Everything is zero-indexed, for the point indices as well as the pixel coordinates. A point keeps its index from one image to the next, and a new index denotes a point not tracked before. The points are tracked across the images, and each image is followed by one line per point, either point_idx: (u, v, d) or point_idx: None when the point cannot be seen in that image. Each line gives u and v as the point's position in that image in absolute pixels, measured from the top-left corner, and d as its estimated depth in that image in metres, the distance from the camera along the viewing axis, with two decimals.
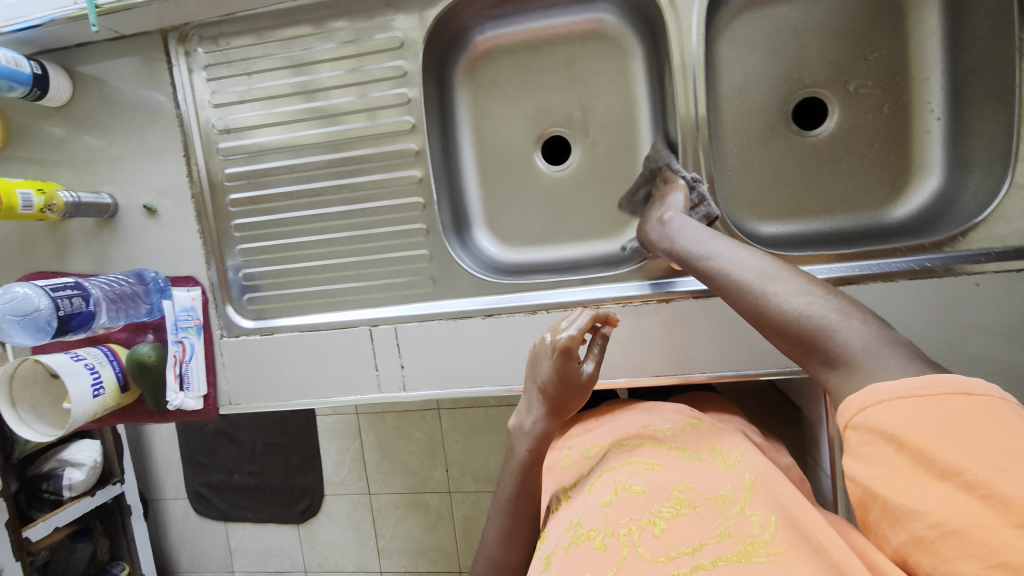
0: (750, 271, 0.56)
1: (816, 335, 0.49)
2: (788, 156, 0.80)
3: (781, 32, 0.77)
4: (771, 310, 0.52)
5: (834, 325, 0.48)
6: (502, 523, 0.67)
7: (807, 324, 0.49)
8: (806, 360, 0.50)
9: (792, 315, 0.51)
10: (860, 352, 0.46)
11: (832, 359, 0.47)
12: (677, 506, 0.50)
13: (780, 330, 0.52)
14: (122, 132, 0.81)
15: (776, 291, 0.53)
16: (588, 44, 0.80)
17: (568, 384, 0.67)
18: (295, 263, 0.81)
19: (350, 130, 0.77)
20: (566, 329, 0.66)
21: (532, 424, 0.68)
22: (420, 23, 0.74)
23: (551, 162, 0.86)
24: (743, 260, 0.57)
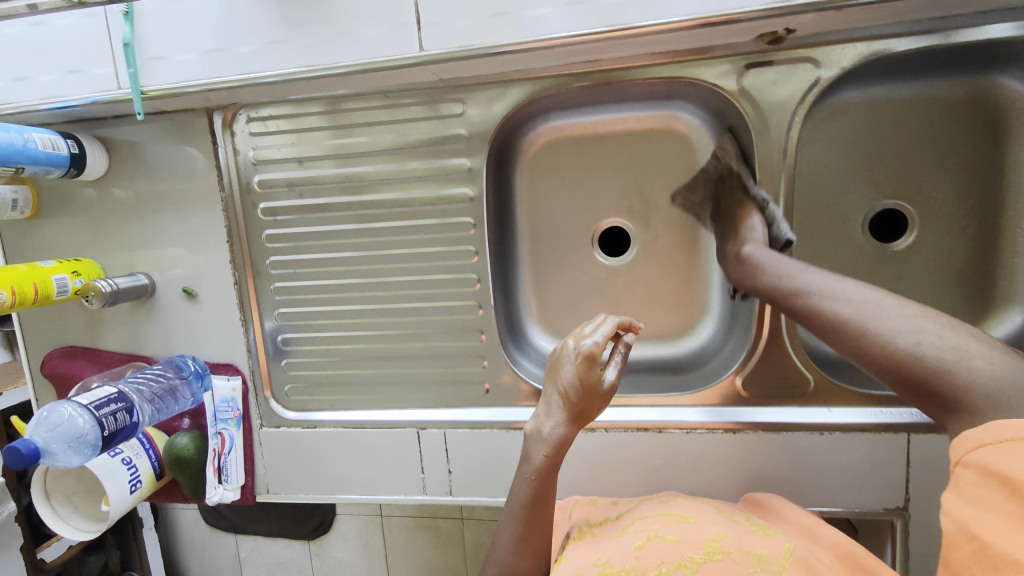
0: (849, 303, 0.49)
1: (936, 385, 0.42)
2: (862, 270, 0.75)
3: (870, 139, 0.72)
4: (879, 353, 0.45)
5: (955, 363, 0.41)
6: (515, 530, 0.61)
7: (920, 363, 0.42)
8: (910, 396, 0.44)
9: (901, 338, 0.44)
10: (993, 383, 0.39)
11: (956, 411, 0.41)
12: (710, 553, 0.51)
13: (889, 380, 0.44)
14: (162, 208, 0.76)
15: (884, 323, 0.46)
16: (657, 137, 0.76)
17: (591, 392, 0.60)
18: (341, 357, 0.78)
19: (406, 225, 0.73)
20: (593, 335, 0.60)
21: (551, 429, 0.60)
22: (488, 119, 0.69)
23: (609, 255, 0.81)
24: (831, 293, 0.50)
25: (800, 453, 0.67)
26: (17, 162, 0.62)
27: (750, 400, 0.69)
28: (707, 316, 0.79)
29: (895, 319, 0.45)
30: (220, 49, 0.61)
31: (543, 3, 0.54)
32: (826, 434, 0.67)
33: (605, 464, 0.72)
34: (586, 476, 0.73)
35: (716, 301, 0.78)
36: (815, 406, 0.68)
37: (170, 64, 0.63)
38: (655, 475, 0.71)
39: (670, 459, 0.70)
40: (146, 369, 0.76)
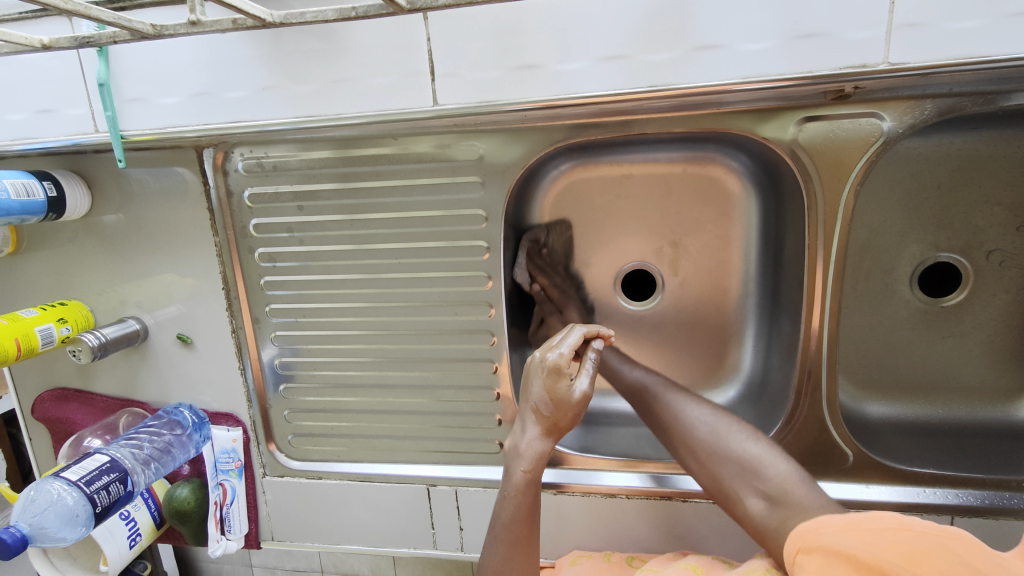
0: (683, 405, 0.56)
1: (756, 478, 0.50)
2: (907, 327, 0.69)
3: (929, 189, 0.65)
4: (710, 449, 0.53)
5: (765, 459, 0.51)
6: (500, 552, 0.58)
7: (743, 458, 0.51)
8: (733, 484, 0.51)
9: (721, 438, 0.53)
10: (794, 494, 0.48)
11: (770, 498, 0.49)
12: None
13: (717, 474, 0.52)
14: (150, 249, 0.71)
15: (706, 427, 0.54)
16: (691, 179, 0.69)
17: (561, 403, 0.56)
18: (347, 409, 0.73)
19: (411, 276, 0.67)
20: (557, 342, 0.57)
21: (526, 446, 0.57)
22: (506, 166, 0.62)
23: (631, 300, 0.76)
24: (674, 391, 0.59)
25: None
26: None
27: None
28: (737, 368, 0.74)
29: (716, 421, 0.54)
30: (208, 93, 0.54)
31: (577, 56, 0.47)
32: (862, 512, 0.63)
33: (624, 529, 0.69)
34: (603, 538, 0.70)
35: (744, 351, 0.74)
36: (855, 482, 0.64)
37: (153, 107, 0.56)
38: (676, 541, 0.68)
39: (692, 527, 0.68)
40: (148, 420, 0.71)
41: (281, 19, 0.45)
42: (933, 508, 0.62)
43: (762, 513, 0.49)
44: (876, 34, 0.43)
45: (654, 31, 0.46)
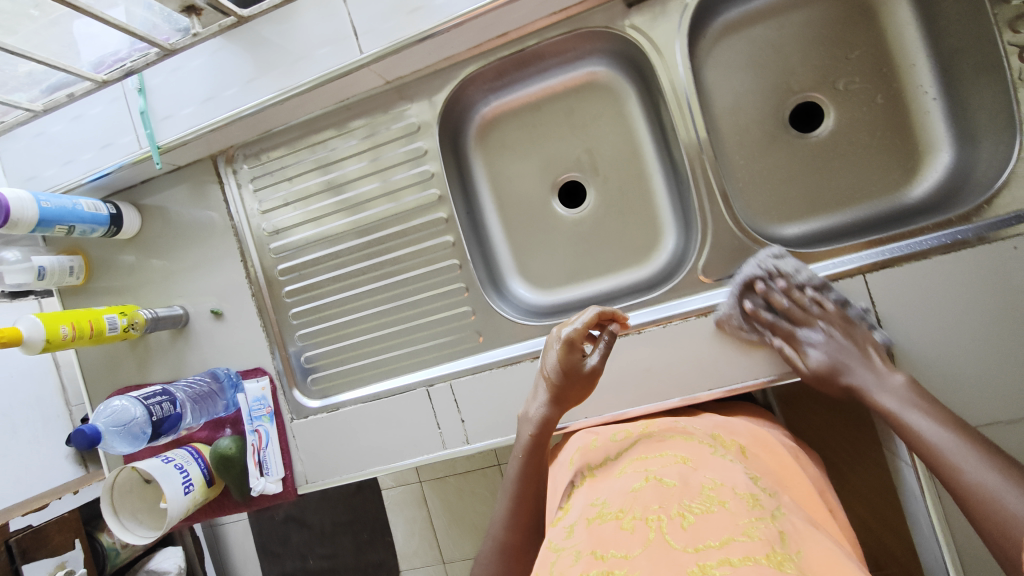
0: (948, 443, 0.53)
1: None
2: (794, 160, 0.82)
3: (761, 50, 0.82)
4: (981, 495, 0.49)
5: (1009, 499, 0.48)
6: (507, 506, 0.71)
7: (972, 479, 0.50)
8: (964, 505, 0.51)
9: (1003, 496, 0.48)
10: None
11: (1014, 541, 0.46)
12: (706, 504, 0.51)
13: (998, 528, 0.48)
14: (185, 249, 0.90)
15: (983, 477, 0.50)
16: (583, 94, 0.87)
17: (572, 374, 0.71)
18: (349, 339, 0.87)
19: (380, 213, 0.84)
20: (571, 324, 0.71)
21: (536, 409, 0.72)
22: (430, 107, 0.82)
23: (568, 206, 0.91)
24: (943, 428, 0.55)
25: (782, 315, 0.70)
26: (68, 220, 0.78)
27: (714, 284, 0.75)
28: (665, 227, 0.86)
29: (1003, 474, 0.49)
30: (213, 97, 0.78)
31: None
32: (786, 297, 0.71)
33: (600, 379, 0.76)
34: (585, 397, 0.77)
35: (670, 217, 0.86)
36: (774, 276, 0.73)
37: (177, 118, 0.79)
38: (644, 377, 0.74)
39: (661, 362, 0.74)
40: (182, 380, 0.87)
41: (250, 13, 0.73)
42: (847, 273, 0.69)
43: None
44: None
45: None
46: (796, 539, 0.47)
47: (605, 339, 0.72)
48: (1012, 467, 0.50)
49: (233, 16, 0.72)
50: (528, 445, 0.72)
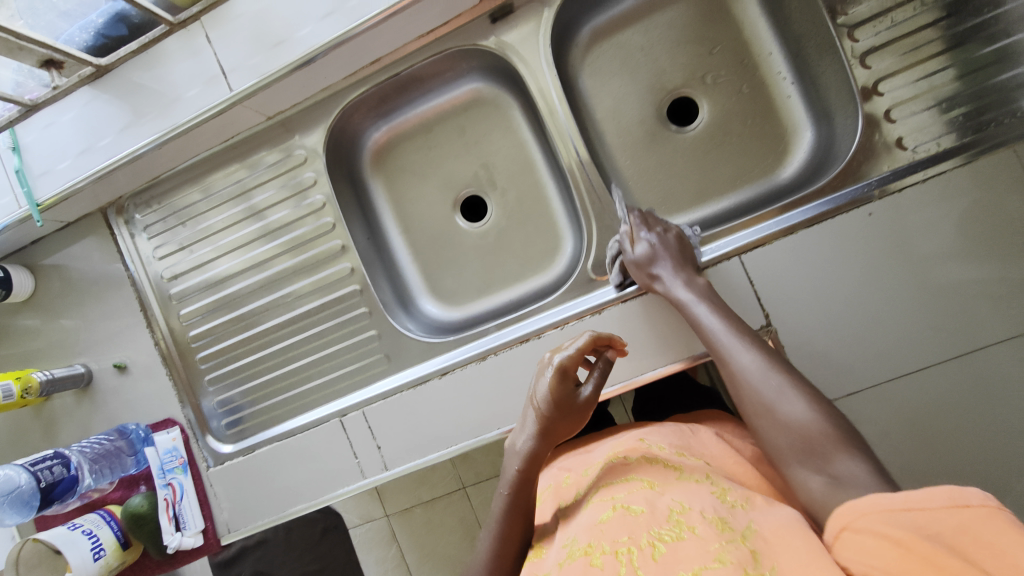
0: (734, 345, 0.59)
1: (820, 448, 0.50)
2: (675, 153, 0.85)
3: (631, 54, 0.85)
4: (764, 401, 0.54)
5: (792, 415, 0.52)
6: (492, 544, 0.64)
7: (756, 394, 0.55)
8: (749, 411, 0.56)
9: (783, 398, 0.53)
10: (853, 477, 0.47)
11: (810, 455, 0.50)
12: (676, 529, 0.47)
13: (770, 423, 0.54)
14: (83, 305, 0.88)
15: (769, 383, 0.55)
16: (471, 111, 0.89)
17: (566, 407, 0.64)
18: (261, 377, 0.86)
19: (279, 246, 0.84)
20: (565, 349, 0.66)
21: (522, 444, 0.65)
22: (315, 138, 0.82)
23: (470, 221, 0.92)
24: (727, 329, 0.60)
25: (669, 307, 0.71)
26: None
27: (605, 281, 0.76)
28: (562, 232, 0.88)
29: (790, 386, 0.54)
30: (91, 148, 0.77)
31: (305, 23, 0.70)
32: None
33: (506, 387, 0.76)
34: (495, 405, 0.76)
35: (567, 221, 0.88)
36: None
37: (55, 173, 0.78)
38: None
39: None
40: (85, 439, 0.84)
41: (110, 62, 0.74)
42: (723, 256, 0.71)
43: (820, 489, 0.48)
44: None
45: None
46: (769, 553, 0.43)
47: (600, 368, 0.66)
48: (785, 369, 0.56)
49: (90, 66, 0.74)
50: (512, 483, 0.64)
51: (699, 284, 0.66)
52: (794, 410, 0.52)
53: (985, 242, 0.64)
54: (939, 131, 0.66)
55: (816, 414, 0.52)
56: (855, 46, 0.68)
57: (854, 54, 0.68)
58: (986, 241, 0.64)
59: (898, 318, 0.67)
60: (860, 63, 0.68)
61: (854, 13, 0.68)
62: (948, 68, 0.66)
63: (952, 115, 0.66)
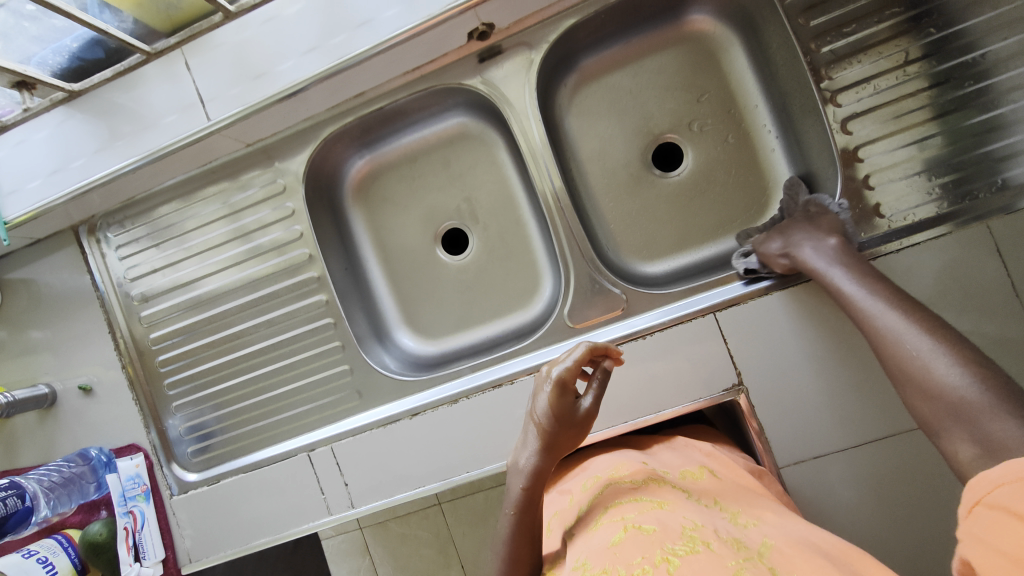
0: (883, 315, 0.55)
1: (969, 414, 0.45)
2: (658, 199, 0.85)
3: (618, 96, 0.85)
4: (912, 362, 0.50)
5: (941, 374, 0.48)
6: (500, 566, 0.64)
7: (907, 361, 0.51)
8: (903, 382, 0.51)
9: (932, 363, 0.49)
10: (1010, 442, 0.41)
11: (968, 435, 0.44)
12: (689, 544, 0.48)
13: (923, 392, 0.49)
14: (50, 323, 0.86)
15: (917, 344, 0.50)
16: (456, 145, 0.88)
17: (565, 420, 0.64)
18: (230, 405, 0.84)
19: (253, 274, 0.83)
20: (562, 362, 0.66)
21: (523, 462, 0.65)
22: (294, 167, 0.81)
23: (451, 254, 0.91)
24: (879, 301, 0.56)
25: (642, 360, 0.72)
26: None
27: (579, 329, 0.76)
28: (542, 271, 0.88)
29: (932, 339, 0.50)
30: (62, 169, 0.75)
31: (287, 57, 0.69)
32: (647, 337, 0.72)
33: (476, 431, 0.75)
34: (464, 448, 0.75)
35: (547, 260, 0.87)
36: (636, 316, 0.74)
37: (24, 193, 0.76)
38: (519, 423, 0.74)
39: None
40: (47, 463, 0.83)
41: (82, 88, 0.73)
42: (696, 314, 0.70)
43: (972, 460, 0.43)
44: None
45: (329, 25, 0.68)
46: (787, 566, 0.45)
47: (599, 379, 0.66)
48: (947, 334, 0.50)
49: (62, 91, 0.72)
50: (519, 502, 0.64)
51: (829, 244, 0.63)
52: (946, 372, 0.48)
53: (958, 314, 0.64)
54: (916, 201, 0.66)
55: (958, 381, 0.46)
56: (838, 110, 0.68)
57: (836, 119, 0.68)
58: (957, 315, 0.64)
59: (866, 383, 0.67)
60: (841, 128, 0.68)
61: (837, 78, 0.67)
62: (927, 138, 0.66)
63: (930, 186, 0.66)
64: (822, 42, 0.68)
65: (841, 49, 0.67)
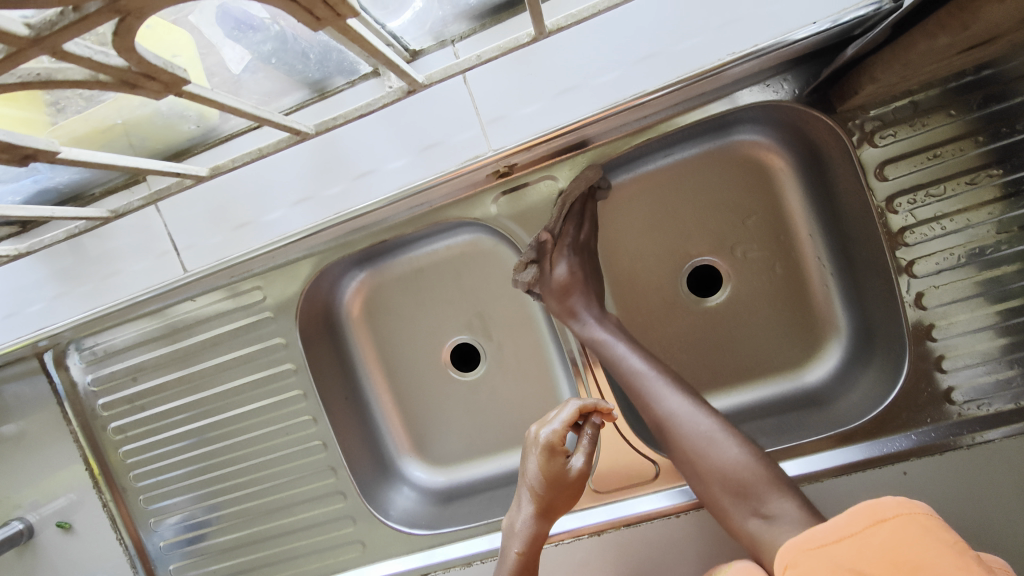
0: (667, 393, 0.59)
1: (753, 493, 0.53)
2: (693, 329, 0.73)
3: (653, 210, 0.71)
4: (698, 444, 0.56)
5: (722, 444, 0.55)
6: None
7: (694, 440, 0.56)
8: (694, 463, 0.56)
9: (720, 444, 0.56)
10: (791, 514, 0.51)
11: (758, 509, 0.53)
12: None
13: (705, 469, 0.56)
14: (23, 454, 0.79)
15: (702, 423, 0.57)
16: (468, 259, 0.77)
17: (557, 482, 0.60)
18: (223, 546, 0.78)
19: (244, 411, 0.75)
20: (549, 423, 0.61)
21: (518, 525, 0.61)
22: (285, 300, 0.71)
23: (457, 373, 0.81)
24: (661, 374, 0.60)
25: (672, 540, 0.65)
26: None
27: (604, 496, 0.68)
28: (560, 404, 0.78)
29: (712, 418, 0.57)
30: (17, 311, 0.66)
31: (275, 208, 0.60)
32: (681, 515, 0.65)
33: None
34: None
35: (569, 392, 0.77)
36: (669, 485, 0.67)
37: None
38: None
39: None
40: None
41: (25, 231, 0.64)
42: None
43: (761, 530, 0.52)
44: (477, 132, 0.56)
45: (322, 171, 0.59)
46: None
47: (588, 435, 0.62)
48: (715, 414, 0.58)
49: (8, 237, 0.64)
50: (516, 567, 0.59)
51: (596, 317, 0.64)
52: (728, 455, 0.55)
53: None
54: (990, 389, 0.59)
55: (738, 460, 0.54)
56: (912, 282, 0.59)
57: (909, 292, 0.59)
58: None
59: None
60: (913, 302, 0.59)
61: (913, 247, 0.58)
62: (1012, 321, 0.58)
63: (1008, 374, 0.59)
64: (900, 202, 0.58)
65: (923, 213, 0.58)
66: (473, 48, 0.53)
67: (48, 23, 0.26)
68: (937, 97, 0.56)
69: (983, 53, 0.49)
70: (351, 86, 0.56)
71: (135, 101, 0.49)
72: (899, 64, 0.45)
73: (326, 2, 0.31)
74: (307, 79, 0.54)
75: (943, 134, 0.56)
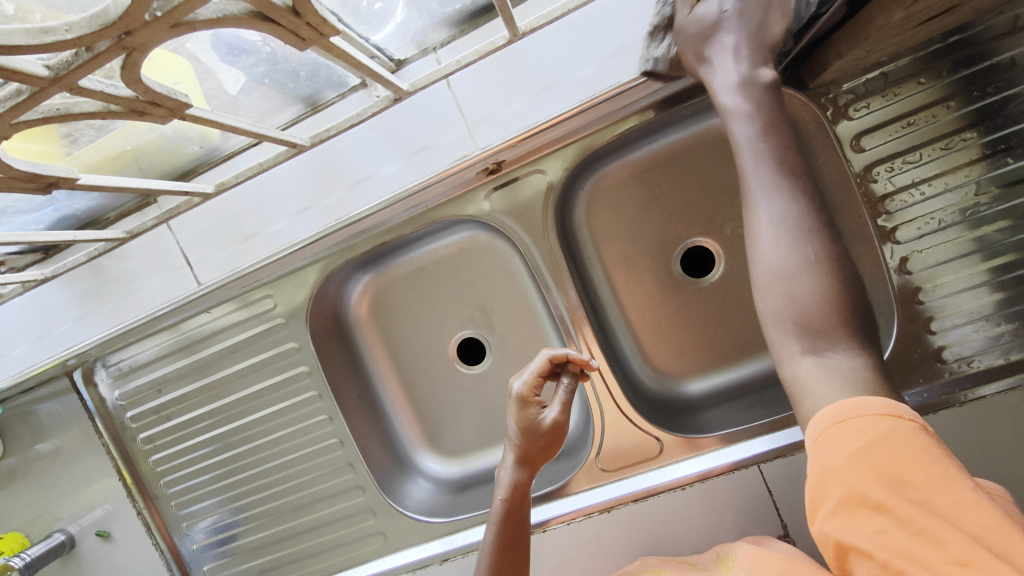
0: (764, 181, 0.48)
1: (820, 328, 0.46)
2: (689, 308, 0.75)
3: (642, 194, 0.73)
4: (784, 262, 0.47)
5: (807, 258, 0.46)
6: None
7: (795, 246, 0.46)
8: (785, 274, 0.47)
9: (801, 267, 0.46)
10: (844, 367, 0.45)
11: (819, 351, 0.46)
12: None
13: (784, 281, 0.47)
14: (60, 468, 0.83)
15: (799, 237, 0.46)
16: (468, 255, 0.80)
17: (532, 433, 0.63)
18: (251, 545, 0.82)
19: (264, 414, 0.79)
20: (522, 375, 0.65)
21: (502, 475, 0.64)
22: (296, 306, 0.75)
23: (464, 368, 0.84)
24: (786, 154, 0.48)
25: (678, 509, 0.68)
26: None
27: (613, 474, 0.70)
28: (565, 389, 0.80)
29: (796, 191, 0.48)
30: (51, 330, 0.70)
31: (280, 218, 0.64)
32: (687, 488, 0.67)
33: None
34: None
35: None
36: (673, 461, 0.69)
37: (9, 358, 0.72)
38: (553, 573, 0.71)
39: (569, 557, 0.71)
40: None
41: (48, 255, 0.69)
42: (737, 466, 0.65)
43: (811, 372, 0.45)
44: (463, 133, 0.60)
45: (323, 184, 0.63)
46: None
47: (563, 386, 0.64)
48: (823, 226, 0.47)
49: (33, 261, 0.69)
50: (500, 514, 0.62)
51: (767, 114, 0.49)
52: (812, 283, 0.46)
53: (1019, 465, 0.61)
54: (983, 346, 0.60)
55: (826, 280, 0.46)
56: (896, 248, 0.61)
57: (894, 258, 0.61)
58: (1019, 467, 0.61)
59: None
60: (899, 268, 0.61)
61: (895, 214, 0.60)
62: (1003, 278, 0.59)
63: (999, 330, 0.60)
64: (878, 171, 0.60)
65: (901, 180, 0.60)
66: (454, 53, 0.57)
67: (65, 62, 0.31)
68: (907, 66, 0.57)
69: (948, 21, 0.51)
70: (342, 97, 0.60)
71: (142, 128, 0.53)
72: (862, 39, 0.47)
73: (310, 24, 0.36)
74: (300, 96, 0.58)
75: (916, 101, 0.58)
